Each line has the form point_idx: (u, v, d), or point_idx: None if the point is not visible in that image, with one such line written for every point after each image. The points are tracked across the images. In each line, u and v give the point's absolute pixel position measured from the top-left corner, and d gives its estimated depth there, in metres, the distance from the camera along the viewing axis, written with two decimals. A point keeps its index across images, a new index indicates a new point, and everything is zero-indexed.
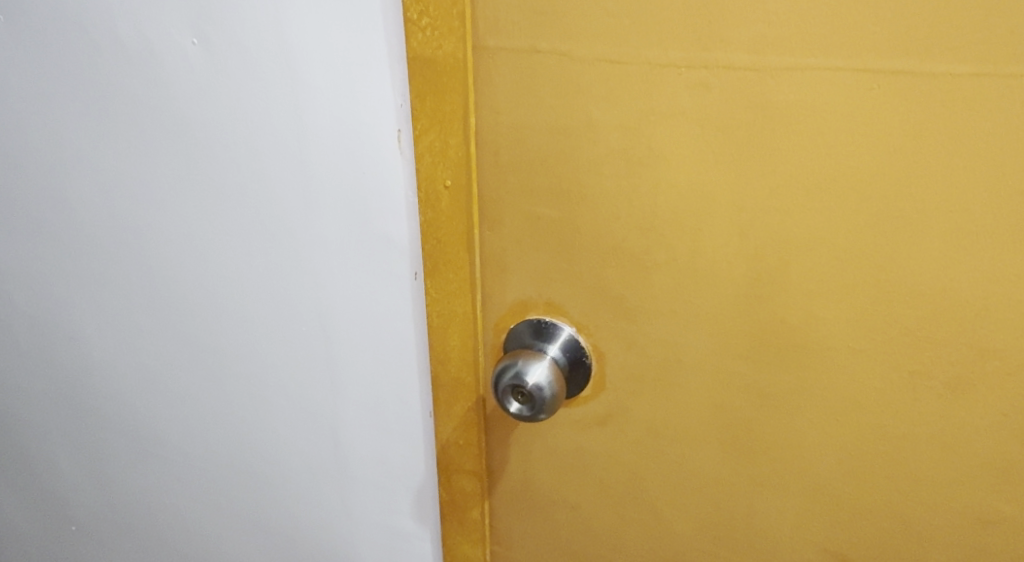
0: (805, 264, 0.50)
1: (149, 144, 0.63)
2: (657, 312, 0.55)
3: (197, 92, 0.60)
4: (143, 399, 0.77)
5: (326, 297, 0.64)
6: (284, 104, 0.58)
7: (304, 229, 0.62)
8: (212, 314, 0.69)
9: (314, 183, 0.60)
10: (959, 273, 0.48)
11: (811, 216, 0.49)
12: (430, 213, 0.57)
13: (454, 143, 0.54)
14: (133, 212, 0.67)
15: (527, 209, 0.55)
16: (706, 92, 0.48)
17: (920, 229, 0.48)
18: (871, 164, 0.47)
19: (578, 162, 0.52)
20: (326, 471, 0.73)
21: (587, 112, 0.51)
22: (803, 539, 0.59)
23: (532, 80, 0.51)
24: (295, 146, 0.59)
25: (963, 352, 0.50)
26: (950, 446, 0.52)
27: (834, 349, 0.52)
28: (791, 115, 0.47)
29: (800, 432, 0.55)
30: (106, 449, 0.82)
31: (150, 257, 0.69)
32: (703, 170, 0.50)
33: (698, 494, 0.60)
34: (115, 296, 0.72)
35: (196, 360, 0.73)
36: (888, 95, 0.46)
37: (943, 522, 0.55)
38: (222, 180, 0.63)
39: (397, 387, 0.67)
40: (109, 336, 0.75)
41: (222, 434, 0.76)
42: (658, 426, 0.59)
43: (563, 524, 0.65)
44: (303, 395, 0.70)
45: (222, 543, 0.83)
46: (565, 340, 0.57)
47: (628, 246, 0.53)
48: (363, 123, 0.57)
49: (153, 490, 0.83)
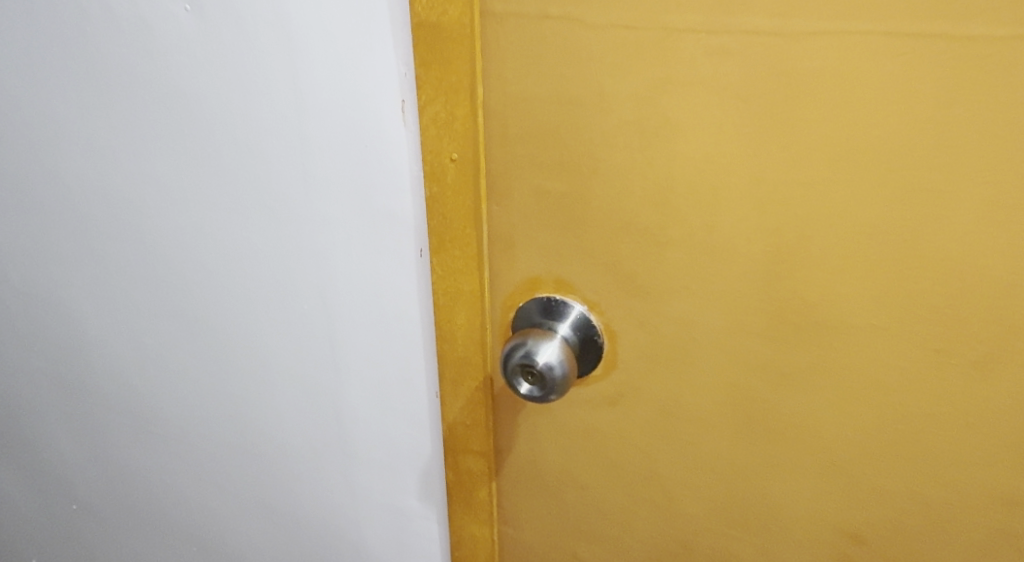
0: (826, 239, 0.48)
1: (142, 117, 0.61)
2: (671, 289, 0.53)
3: (190, 63, 0.57)
4: (143, 381, 0.76)
5: (327, 274, 0.62)
6: (281, 74, 0.56)
7: (303, 204, 0.60)
8: (209, 290, 0.67)
9: (314, 158, 0.58)
10: (990, 248, 0.46)
11: (834, 189, 0.47)
12: (436, 188, 0.55)
13: (460, 115, 0.52)
14: (127, 186, 0.65)
15: (536, 184, 0.53)
16: (726, 59, 0.46)
17: (950, 202, 0.46)
18: (899, 134, 0.45)
19: (589, 135, 0.50)
20: (330, 450, 0.72)
21: (599, 81, 0.48)
22: (819, 520, 0.57)
23: (542, 47, 0.49)
24: (293, 119, 0.57)
25: (990, 330, 0.48)
26: (975, 425, 0.51)
27: (855, 327, 0.50)
28: (814, 82, 0.45)
29: (818, 412, 0.54)
30: (105, 429, 0.81)
31: (147, 236, 0.67)
32: (721, 141, 0.48)
33: (712, 474, 0.58)
34: (112, 274, 0.71)
35: (194, 339, 0.71)
36: (919, 60, 0.43)
37: (967, 505, 0.53)
38: (218, 156, 0.61)
39: (401, 367, 0.65)
40: (105, 314, 0.73)
41: (223, 413, 0.74)
42: (672, 406, 0.57)
43: (573, 506, 0.64)
44: (304, 373, 0.68)
45: (225, 523, 0.82)
46: (577, 318, 0.56)
47: (641, 221, 0.51)
48: (363, 94, 0.55)
49: (154, 469, 0.81)
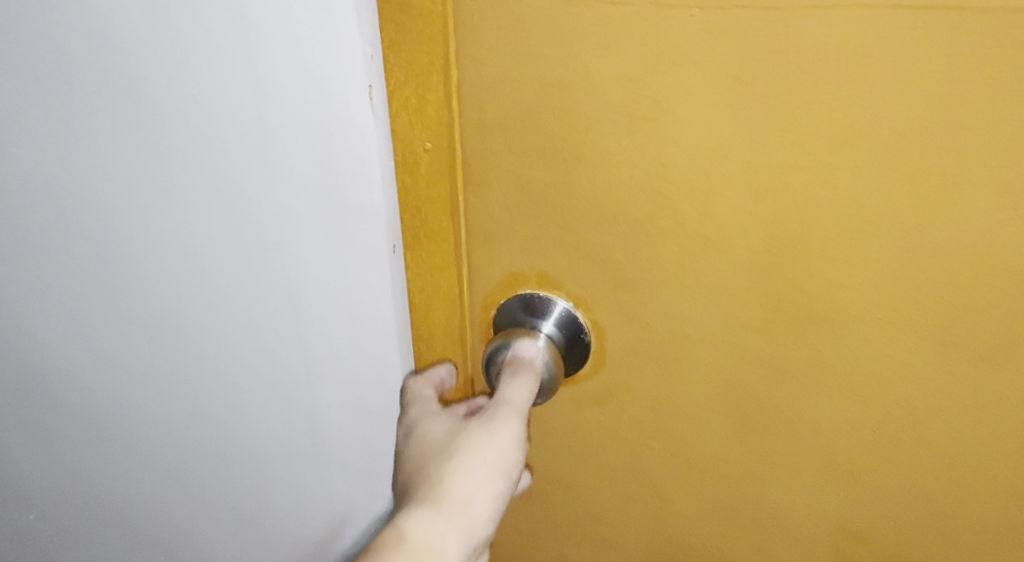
0: (827, 228, 0.45)
1: (85, 105, 0.56)
2: (661, 283, 0.50)
3: (135, 44, 0.53)
4: (99, 384, 0.71)
5: (295, 271, 0.58)
6: (236, 57, 0.51)
7: (266, 197, 0.56)
8: (167, 289, 0.63)
9: (276, 148, 0.53)
10: (1003, 235, 0.43)
11: (836, 174, 0.44)
12: (408, 178, 0.51)
13: (433, 100, 0.48)
14: (72, 179, 0.61)
15: (516, 172, 0.49)
16: (721, 37, 0.42)
17: (961, 187, 0.43)
18: (907, 115, 0.42)
19: (573, 119, 0.46)
20: (303, 453, 0.68)
21: (584, 62, 0.45)
22: (817, 518, 0.55)
23: (521, 25, 0.45)
24: (252, 106, 0.53)
25: (1001, 321, 0.45)
26: (982, 420, 0.48)
27: (858, 320, 0.47)
28: (817, 60, 0.42)
29: (817, 408, 0.51)
30: (61, 435, 0.77)
31: (96, 231, 0.63)
32: (716, 126, 0.44)
33: (705, 473, 0.56)
34: (60, 273, 0.66)
35: (152, 339, 0.67)
36: (931, 35, 0.40)
37: (972, 501, 0.51)
38: (171, 146, 0.56)
39: (378, 368, 0.61)
40: (55, 315, 0.69)
41: (185, 416, 0.70)
42: (663, 404, 0.54)
43: (559, 507, 0.61)
44: (272, 375, 0.65)
45: (193, 528, 0.79)
46: (562, 315, 0.53)
47: (630, 211, 0.48)
48: (327, 79, 0.50)
49: (114, 475, 0.77)
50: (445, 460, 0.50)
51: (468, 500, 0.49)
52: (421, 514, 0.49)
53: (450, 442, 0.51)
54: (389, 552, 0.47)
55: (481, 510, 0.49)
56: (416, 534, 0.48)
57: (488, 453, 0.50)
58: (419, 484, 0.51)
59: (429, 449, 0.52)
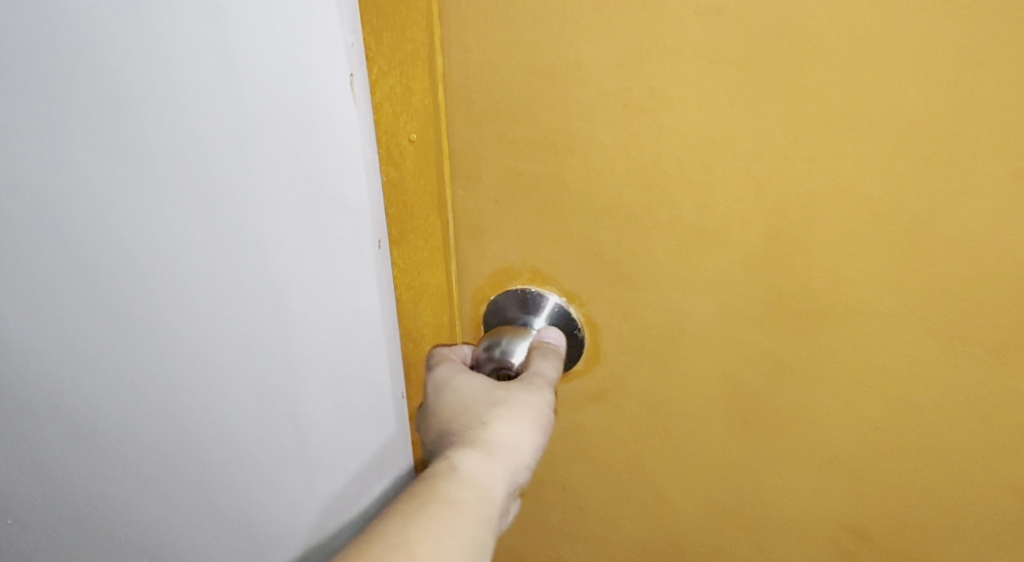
0: (831, 219, 0.44)
1: (50, 97, 0.54)
2: (658, 278, 0.48)
3: (103, 32, 0.50)
4: (76, 387, 0.69)
5: (276, 268, 0.56)
6: (210, 44, 0.49)
7: (244, 191, 0.53)
8: (143, 287, 0.61)
9: (252, 139, 0.51)
10: (1013, 226, 0.42)
11: (841, 164, 0.42)
12: (393, 171, 0.49)
13: (417, 90, 0.46)
14: (39, 175, 0.58)
15: (506, 163, 0.47)
16: (720, 20, 0.41)
17: (970, 176, 0.41)
18: (913, 102, 0.40)
19: (565, 108, 0.44)
20: (288, 454, 0.66)
21: (577, 48, 0.43)
22: (820, 516, 0.53)
23: (511, 10, 0.43)
24: (227, 96, 0.50)
25: (1010, 314, 0.44)
26: (990, 416, 0.47)
27: (862, 315, 0.46)
28: (820, 44, 0.40)
29: (819, 404, 0.49)
30: (37, 438, 0.74)
31: (67, 229, 0.60)
32: (715, 113, 0.43)
33: (703, 471, 0.54)
34: (30, 272, 0.63)
35: (128, 340, 0.64)
36: (938, 17, 0.39)
37: (978, 497, 0.50)
38: (143, 139, 0.54)
39: (365, 366, 0.59)
40: (27, 315, 0.66)
41: (166, 418, 0.68)
42: (660, 402, 0.52)
43: (554, 506, 0.59)
44: (254, 374, 0.63)
45: (176, 531, 0.77)
46: (554, 312, 0.51)
47: (625, 203, 0.46)
48: (306, 68, 0.47)
49: (93, 478, 0.75)
50: (485, 404, 0.47)
51: (515, 438, 0.46)
52: (471, 457, 0.45)
53: (492, 391, 0.48)
54: (441, 484, 0.43)
55: (528, 448, 0.46)
56: (467, 469, 0.44)
57: (531, 398, 0.47)
58: (459, 430, 0.47)
59: (468, 398, 0.48)
